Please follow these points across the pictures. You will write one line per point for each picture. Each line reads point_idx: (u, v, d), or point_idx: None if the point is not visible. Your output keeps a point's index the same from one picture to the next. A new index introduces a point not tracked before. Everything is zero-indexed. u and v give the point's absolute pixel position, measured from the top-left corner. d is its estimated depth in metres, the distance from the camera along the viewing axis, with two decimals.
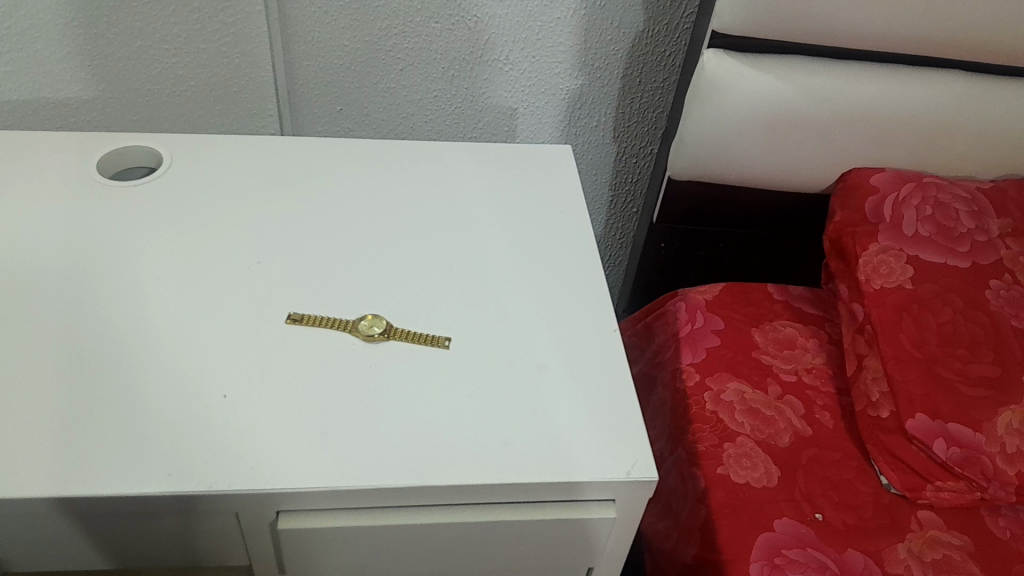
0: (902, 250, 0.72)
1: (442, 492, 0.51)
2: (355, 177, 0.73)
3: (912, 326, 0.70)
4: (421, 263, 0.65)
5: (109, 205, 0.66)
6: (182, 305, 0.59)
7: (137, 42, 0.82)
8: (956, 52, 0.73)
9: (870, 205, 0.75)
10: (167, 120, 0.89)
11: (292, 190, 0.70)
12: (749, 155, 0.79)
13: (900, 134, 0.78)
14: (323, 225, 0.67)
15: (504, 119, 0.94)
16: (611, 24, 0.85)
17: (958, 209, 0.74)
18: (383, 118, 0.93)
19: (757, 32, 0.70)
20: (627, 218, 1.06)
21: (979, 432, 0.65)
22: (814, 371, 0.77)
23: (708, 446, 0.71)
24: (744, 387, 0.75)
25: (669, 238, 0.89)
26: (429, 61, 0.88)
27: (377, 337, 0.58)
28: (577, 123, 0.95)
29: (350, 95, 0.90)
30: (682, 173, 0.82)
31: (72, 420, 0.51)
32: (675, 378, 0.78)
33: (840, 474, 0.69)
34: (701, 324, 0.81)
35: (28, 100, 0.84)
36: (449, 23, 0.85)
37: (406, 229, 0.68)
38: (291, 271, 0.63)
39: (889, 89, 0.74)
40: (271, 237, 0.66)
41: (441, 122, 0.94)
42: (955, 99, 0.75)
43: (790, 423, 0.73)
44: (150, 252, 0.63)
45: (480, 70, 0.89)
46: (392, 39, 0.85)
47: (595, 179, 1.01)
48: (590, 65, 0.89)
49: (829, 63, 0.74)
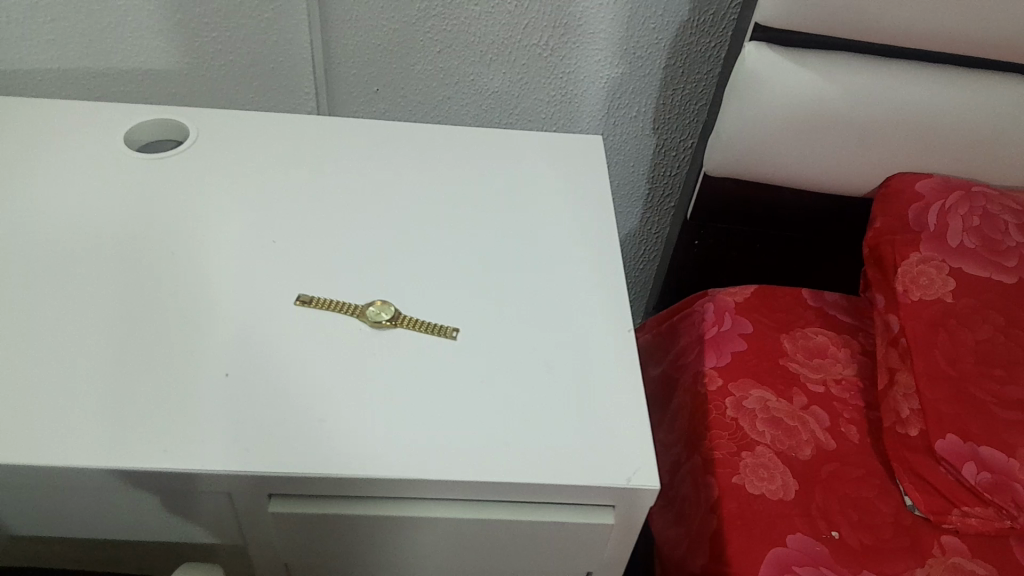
0: (943, 261, 0.69)
1: (437, 487, 0.50)
2: (378, 159, 0.72)
3: (947, 342, 0.67)
4: (438, 252, 0.64)
5: (132, 174, 0.66)
6: (191, 278, 0.59)
7: (178, 15, 0.83)
8: (1015, 54, 0.69)
9: (912, 213, 0.72)
10: (205, 94, 0.90)
11: (313, 169, 0.70)
12: (786, 154, 0.76)
13: (950, 139, 0.74)
14: (340, 207, 0.67)
15: (541, 107, 0.94)
16: (655, 13, 0.84)
17: (1007, 220, 0.70)
18: (418, 100, 0.93)
19: (801, 26, 0.68)
20: (663, 213, 1.04)
21: (1012, 458, 0.63)
22: (843, 383, 0.74)
23: (725, 455, 0.68)
24: (768, 395, 0.72)
25: (702, 235, 0.86)
26: (467, 44, 0.88)
27: (383, 325, 0.57)
28: (615, 114, 0.94)
29: (387, 76, 0.91)
30: (717, 170, 0.79)
31: (79, 387, 0.51)
32: (697, 382, 0.75)
33: (861, 491, 0.66)
34: (728, 328, 0.78)
35: (69, 70, 0.86)
36: (489, 6, 0.85)
37: (424, 216, 0.67)
38: (304, 251, 0.62)
39: (940, 92, 0.71)
40: (285, 218, 0.65)
41: (478, 106, 0.94)
42: (1014, 105, 0.71)
43: (812, 435, 0.69)
44: (168, 224, 0.63)
45: (518, 55, 0.89)
46: (431, 20, 0.86)
47: (631, 171, 0.99)
48: (632, 53, 0.88)
49: (877, 61, 0.70)
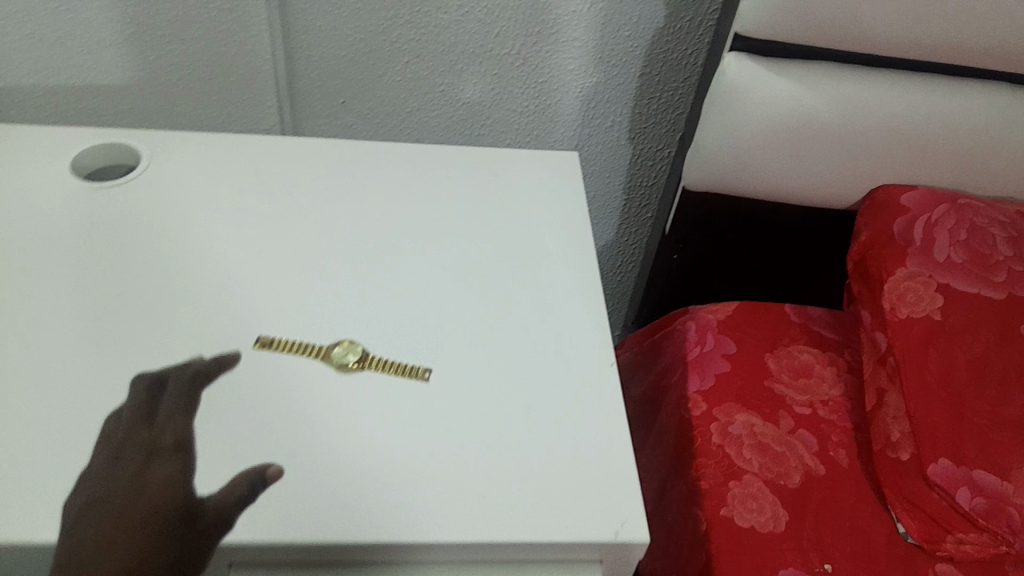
0: (931, 277, 0.67)
1: (409, 549, 0.46)
2: (344, 182, 0.68)
3: (938, 361, 0.64)
4: (410, 283, 0.61)
5: (81, 202, 0.62)
6: (144, 319, 0.55)
7: (131, 28, 0.79)
8: (1002, 64, 0.66)
9: (899, 226, 0.70)
10: (162, 110, 0.86)
11: (274, 193, 0.66)
12: (769, 168, 0.74)
13: (936, 151, 0.71)
14: (305, 237, 0.63)
15: (515, 117, 0.91)
16: (630, 20, 0.81)
17: (995, 235, 0.68)
18: (386, 112, 0.90)
19: (783, 36, 0.65)
20: (641, 223, 1.01)
21: (1007, 481, 0.60)
22: (830, 403, 0.71)
23: (713, 485, 0.66)
24: (754, 419, 0.69)
25: (682, 248, 0.83)
26: (437, 54, 0.84)
27: (350, 367, 0.54)
28: (591, 123, 0.91)
29: (353, 88, 0.87)
30: (697, 185, 0.76)
31: (22, 446, 0.47)
32: (681, 406, 0.72)
33: (854, 519, 0.64)
34: (711, 348, 0.75)
35: (16, 88, 0.81)
36: (458, 15, 0.81)
37: (394, 245, 0.64)
38: (266, 286, 0.59)
39: (926, 103, 0.68)
40: (245, 250, 0.61)
41: (448, 117, 0.90)
42: (1001, 115, 0.69)
43: (801, 461, 0.67)
44: (121, 257, 0.59)
45: (490, 64, 0.85)
46: (397, 30, 0.82)
47: (608, 181, 0.97)
48: (606, 62, 0.85)
49: (862, 71, 0.68)
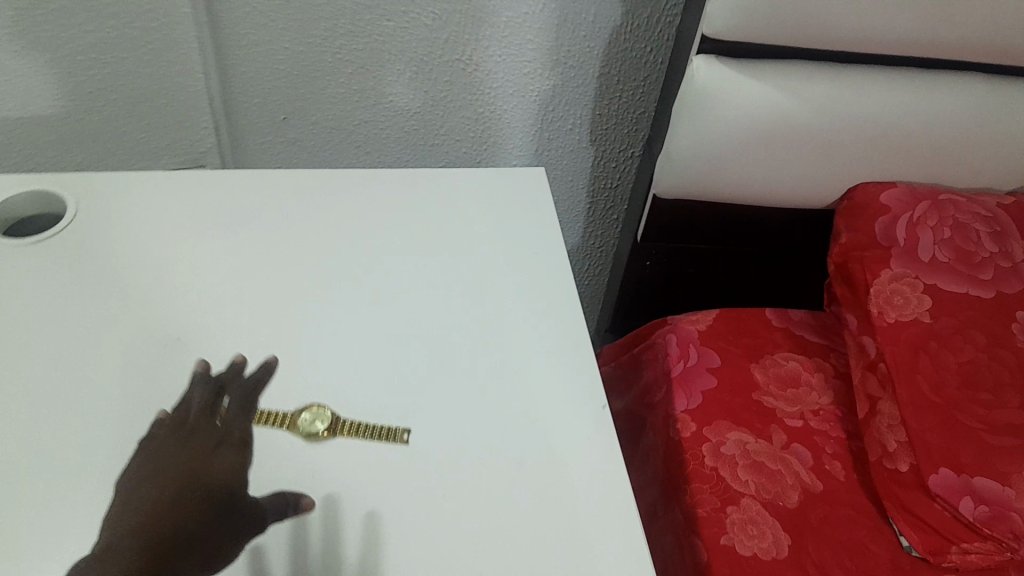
0: (916, 278, 0.65)
1: None
2: (297, 218, 0.63)
3: (930, 366, 0.62)
4: (378, 328, 0.56)
5: (5, 259, 0.56)
6: (84, 389, 0.50)
7: (46, 54, 0.72)
8: (979, 54, 0.64)
9: (880, 226, 0.68)
10: (89, 138, 0.79)
11: (221, 236, 0.61)
12: (744, 172, 0.70)
13: (912, 146, 0.69)
14: (260, 284, 0.58)
15: (470, 124, 0.86)
16: (585, 19, 0.77)
17: (979, 230, 0.66)
18: (331, 126, 0.84)
19: (754, 37, 0.61)
20: (607, 225, 0.98)
21: (1007, 486, 0.58)
22: (821, 413, 0.69)
23: (709, 511, 0.63)
24: (746, 437, 0.67)
25: (654, 256, 0.80)
26: (383, 63, 0.79)
27: (320, 436, 0.49)
28: (550, 126, 0.87)
29: (295, 103, 0.81)
30: (669, 192, 0.73)
31: None
32: (669, 427, 0.69)
33: (855, 536, 0.62)
34: (694, 362, 0.72)
35: None
36: (404, 21, 0.76)
37: (357, 287, 0.59)
38: (219, 342, 0.54)
39: (902, 99, 0.66)
40: (191, 299, 0.56)
41: (399, 128, 0.85)
42: (978, 107, 0.67)
43: (797, 478, 0.65)
44: (57, 319, 0.54)
45: (440, 72, 0.80)
46: (339, 40, 0.76)
47: (571, 185, 0.93)
48: (563, 63, 0.81)
49: (836, 68, 0.65)
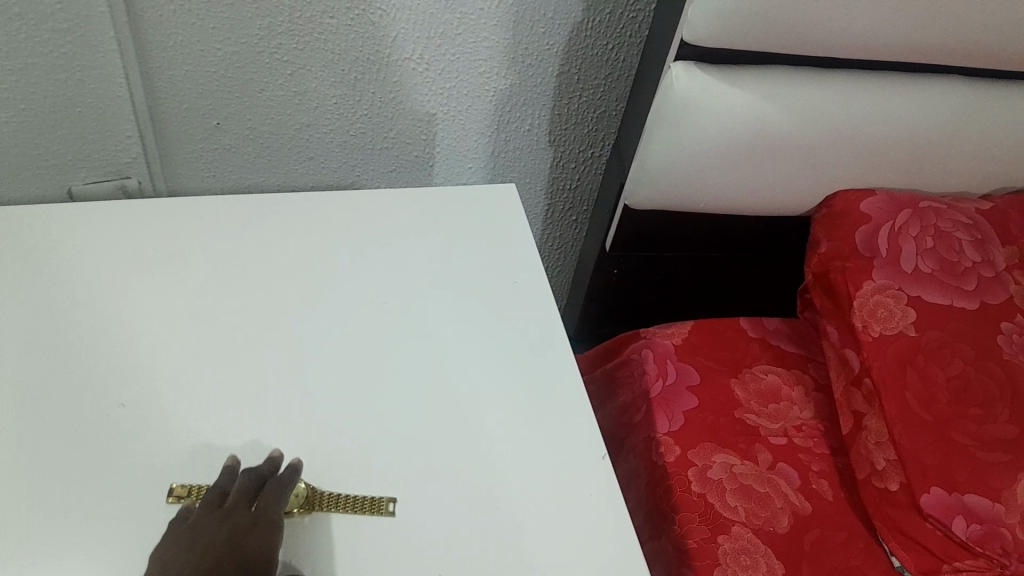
0: (901, 290, 0.63)
1: None
2: (250, 270, 0.59)
3: (918, 381, 0.60)
4: (351, 389, 0.52)
5: None
6: None
7: None
8: (961, 58, 0.62)
9: (862, 238, 0.66)
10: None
11: (171, 297, 0.57)
12: (722, 182, 0.67)
13: (891, 151, 0.67)
14: (220, 349, 0.54)
15: (421, 127, 0.80)
16: (545, 15, 0.72)
17: (961, 238, 0.65)
18: (270, 132, 0.77)
19: (737, 41, 0.58)
20: (567, 226, 0.93)
21: (998, 503, 0.56)
22: (804, 429, 0.67)
23: (700, 542, 0.60)
24: (732, 459, 0.64)
25: (624, 264, 0.77)
26: (325, 63, 0.72)
27: (294, 515, 0.45)
28: (507, 128, 0.82)
29: (229, 108, 0.74)
30: (645, 202, 0.69)
31: None
32: (651, 449, 0.66)
33: (848, 560, 0.60)
34: (674, 380, 0.70)
35: None
36: (349, 18, 0.69)
37: (325, 343, 0.55)
38: (177, 418, 0.49)
39: (883, 103, 0.63)
40: (141, 374, 0.51)
41: (344, 132, 0.79)
42: (956, 110, 0.65)
43: (787, 501, 0.63)
44: None
45: (389, 72, 0.74)
46: (277, 38, 0.70)
47: (528, 187, 0.88)
48: (522, 62, 0.76)
49: (818, 74, 0.62)
